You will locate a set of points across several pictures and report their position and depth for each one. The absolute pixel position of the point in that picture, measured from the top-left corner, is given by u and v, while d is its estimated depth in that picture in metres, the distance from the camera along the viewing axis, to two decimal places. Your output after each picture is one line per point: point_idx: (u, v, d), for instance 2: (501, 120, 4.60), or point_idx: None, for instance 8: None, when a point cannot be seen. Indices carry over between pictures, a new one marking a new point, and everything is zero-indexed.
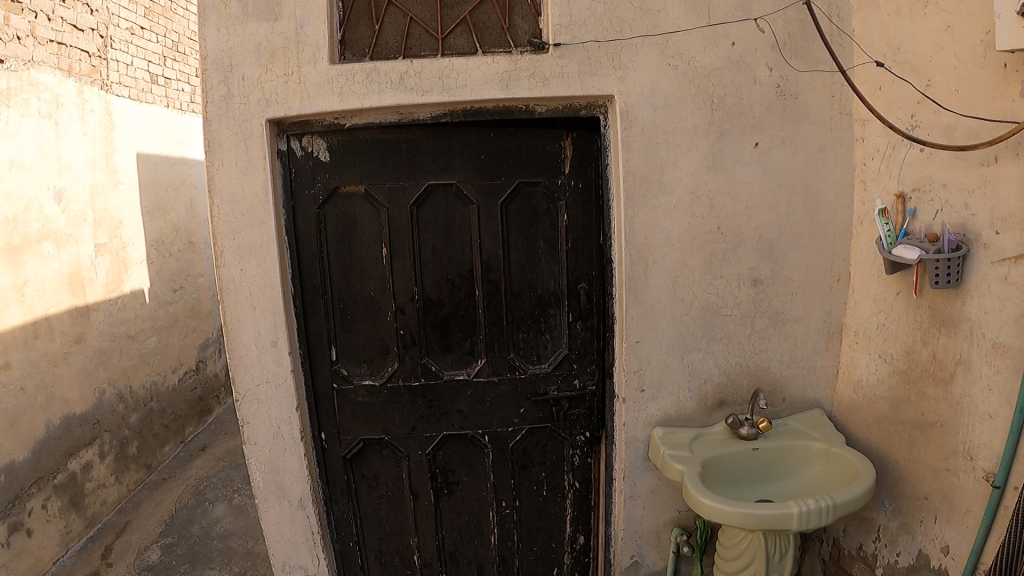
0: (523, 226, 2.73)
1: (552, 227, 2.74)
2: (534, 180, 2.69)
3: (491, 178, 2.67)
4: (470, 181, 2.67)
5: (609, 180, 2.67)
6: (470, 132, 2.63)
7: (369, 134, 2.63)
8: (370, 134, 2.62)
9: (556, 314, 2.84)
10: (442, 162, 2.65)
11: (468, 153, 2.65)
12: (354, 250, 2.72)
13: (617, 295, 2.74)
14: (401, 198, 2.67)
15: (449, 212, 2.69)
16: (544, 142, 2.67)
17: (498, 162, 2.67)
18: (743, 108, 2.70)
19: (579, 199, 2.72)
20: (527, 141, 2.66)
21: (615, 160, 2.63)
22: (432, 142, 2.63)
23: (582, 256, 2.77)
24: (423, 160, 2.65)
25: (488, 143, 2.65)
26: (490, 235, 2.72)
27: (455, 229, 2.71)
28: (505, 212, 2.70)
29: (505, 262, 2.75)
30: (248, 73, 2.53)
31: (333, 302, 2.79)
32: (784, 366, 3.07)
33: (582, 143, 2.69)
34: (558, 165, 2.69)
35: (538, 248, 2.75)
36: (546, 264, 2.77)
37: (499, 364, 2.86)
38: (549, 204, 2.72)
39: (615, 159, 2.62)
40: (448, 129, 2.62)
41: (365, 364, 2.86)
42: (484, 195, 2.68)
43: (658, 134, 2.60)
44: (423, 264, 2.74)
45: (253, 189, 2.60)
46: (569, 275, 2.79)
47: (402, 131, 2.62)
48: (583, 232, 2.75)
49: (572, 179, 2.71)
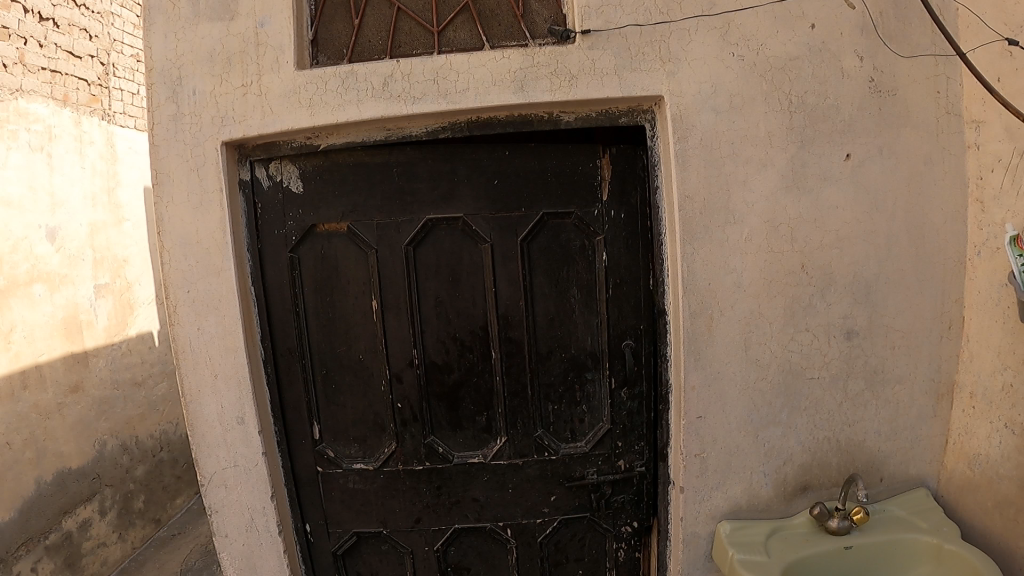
0: (550, 269, 2.14)
1: (587, 270, 2.16)
2: (563, 211, 2.11)
3: (505, 209, 2.09)
4: (480, 214, 2.09)
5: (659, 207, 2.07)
6: (477, 151, 2.06)
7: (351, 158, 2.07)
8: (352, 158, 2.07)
9: (593, 380, 2.24)
10: (445, 191, 2.08)
11: (476, 178, 2.07)
12: (337, 304, 2.15)
13: (676, 357, 2.11)
14: (396, 236, 2.09)
15: (455, 254, 2.11)
16: (574, 162, 2.09)
17: (515, 188, 2.09)
18: (830, 107, 2.12)
19: (621, 234, 2.13)
20: (552, 161, 2.08)
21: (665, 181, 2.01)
22: (430, 166, 2.06)
23: (627, 306, 2.18)
24: (420, 188, 2.08)
25: (501, 164, 2.07)
26: (508, 282, 2.13)
27: (464, 276, 2.13)
28: (528, 252, 2.12)
29: (529, 316, 2.16)
30: (199, 85, 1.99)
31: (313, 369, 2.20)
32: (881, 437, 2.41)
33: (622, 161, 2.09)
34: (592, 192, 2.11)
35: (570, 298, 2.17)
36: (581, 317, 2.18)
37: (523, 443, 2.27)
38: (583, 242, 2.14)
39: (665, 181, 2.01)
40: (449, 148, 2.05)
41: (355, 444, 2.27)
42: (498, 232, 2.10)
43: (721, 147, 1.99)
44: (424, 321, 2.15)
45: (209, 230, 2.04)
46: (610, 330, 2.19)
47: (392, 153, 2.06)
48: (627, 276, 2.16)
49: (610, 209, 2.12)
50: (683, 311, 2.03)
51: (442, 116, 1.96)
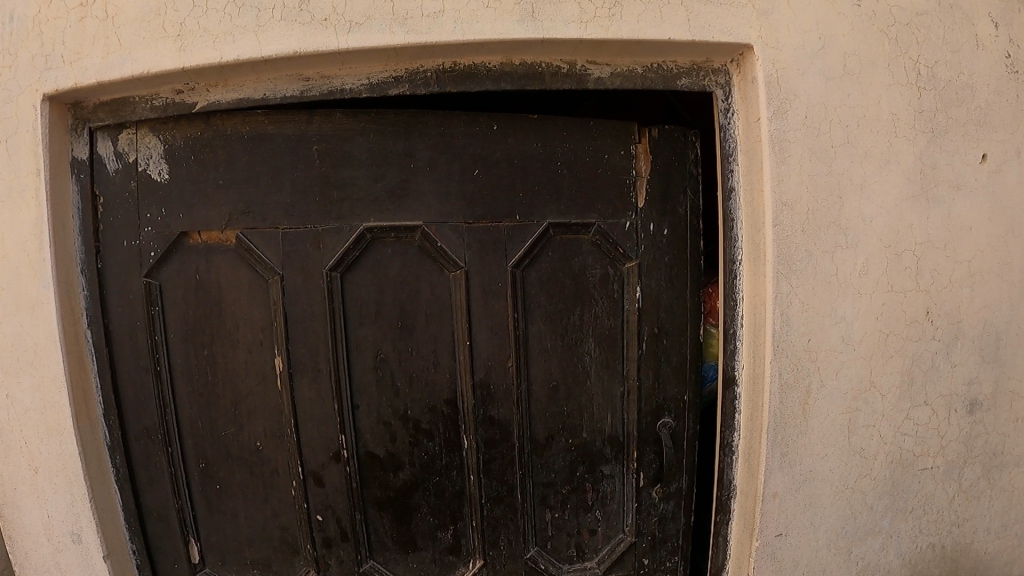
0: (554, 313, 1.31)
1: (609, 313, 1.33)
2: (573, 225, 1.26)
3: (489, 216, 1.24)
4: (449, 223, 1.23)
5: (734, 220, 1.29)
6: (449, 117, 1.20)
7: (245, 127, 1.23)
8: (244, 124, 1.23)
9: (611, 475, 1.43)
10: (394, 186, 1.22)
11: (447, 164, 1.22)
12: (218, 363, 1.32)
13: (751, 453, 1.35)
14: (314, 255, 1.24)
15: (403, 287, 1.26)
16: (596, 147, 1.25)
17: (508, 185, 1.24)
18: (965, 87, 1.36)
19: (664, 260, 1.32)
20: (560, 143, 1.24)
21: (757, 177, 1.24)
22: (369, 144, 1.21)
23: (665, 367, 1.39)
24: (355, 175, 1.21)
25: (484, 146, 1.23)
26: (490, 330, 1.28)
27: (417, 323, 1.27)
28: (523, 285, 1.29)
29: (523, 385, 1.33)
30: (17, 5, 1.14)
31: (185, 461, 1.41)
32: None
33: (665, 148, 1.27)
34: (623, 195, 1.27)
35: (582, 357, 1.35)
36: (598, 385, 1.36)
37: (507, 569, 1.44)
38: (604, 271, 1.31)
39: (754, 178, 1.25)
40: (403, 114, 1.20)
41: (256, 571, 1.46)
42: (480, 257, 1.25)
43: (831, 132, 1.24)
44: (357, 394, 1.29)
45: (19, 236, 1.20)
46: (643, 404, 1.39)
47: (309, 121, 1.21)
48: (671, 321, 1.36)
49: (649, 223, 1.29)
50: (770, 385, 1.26)
51: (388, 55, 1.12)
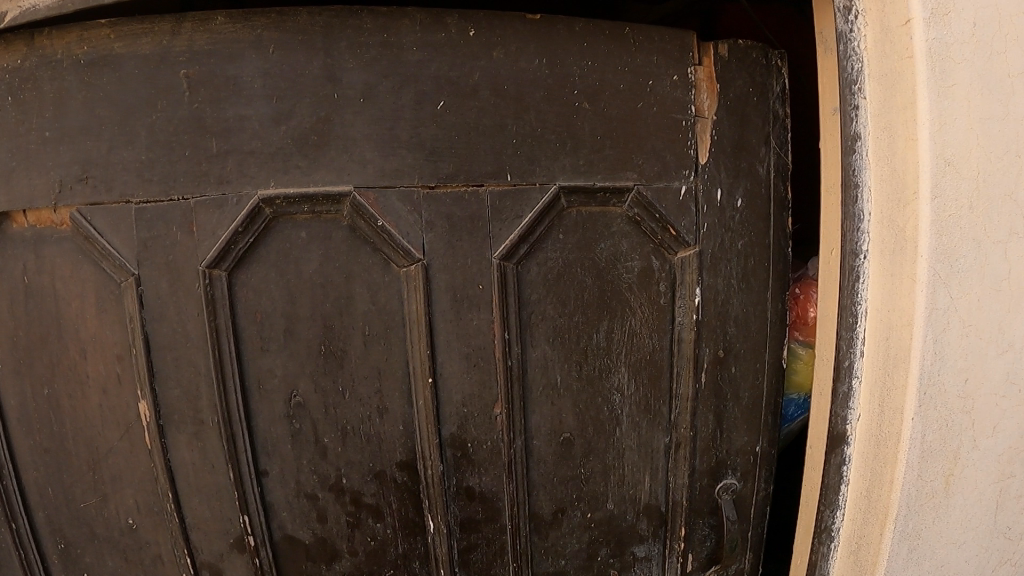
0: (564, 331, 0.84)
1: (652, 329, 0.87)
2: (598, 191, 0.80)
3: (463, 174, 0.75)
4: (399, 187, 0.74)
5: (860, 184, 0.80)
6: (397, 15, 0.71)
7: (81, 47, 0.73)
8: (81, 43, 0.73)
9: (646, 558, 0.97)
10: (306, 133, 0.72)
11: (391, 93, 0.73)
12: (63, 412, 0.86)
13: (863, 544, 0.88)
14: (181, 244, 0.74)
15: (328, 296, 0.76)
16: (635, 68, 0.79)
17: (496, 128, 0.75)
18: None
19: (738, 244, 0.88)
20: (578, 62, 0.77)
21: (906, 117, 0.74)
22: (263, 65, 0.71)
23: (733, 411, 0.94)
24: (246, 114, 0.72)
25: (455, 66, 0.74)
26: (467, 361, 0.80)
27: (351, 351, 0.78)
28: (519, 285, 0.80)
29: (521, 440, 0.86)
30: None
31: (33, 545, 0.96)
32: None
33: (740, 74, 0.84)
34: (677, 144, 0.82)
35: (610, 396, 0.88)
36: (633, 436, 0.91)
37: None
38: (646, 264, 0.85)
39: (902, 118, 0.74)
40: (320, 13, 0.71)
41: None
42: (448, 242, 0.77)
43: (1012, 51, 0.74)
44: (263, 454, 0.82)
45: None
46: (700, 460, 0.94)
47: (178, 30, 0.71)
48: (744, 341, 0.92)
49: (716, 189, 0.85)
50: (906, 450, 0.80)
51: None
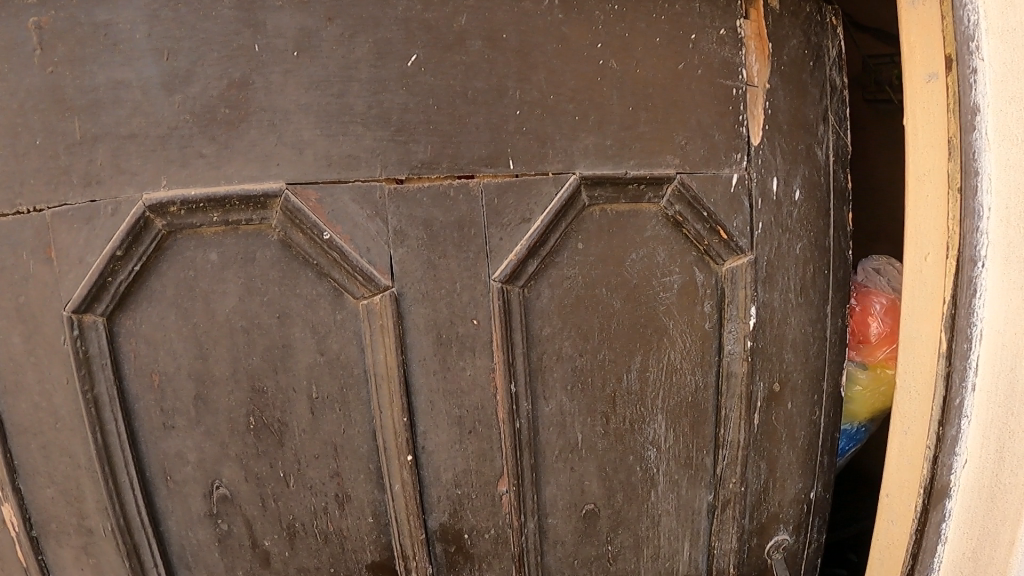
0: (583, 371, 0.61)
1: (693, 363, 0.65)
2: (631, 183, 0.58)
3: (446, 160, 0.54)
4: (353, 180, 0.52)
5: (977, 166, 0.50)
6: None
7: None
8: None
9: None
10: (214, 105, 0.49)
11: (339, 43, 0.50)
12: None
13: None
14: (36, 279, 0.50)
15: (254, 346, 0.54)
16: (674, 15, 0.58)
17: (494, 94, 0.54)
18: None
19: (802, 248, 0.66)
20: (600, 3, 0.55)
21: None
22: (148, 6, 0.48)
23: (787, 456, 0.71)
24: (125, 79, 0.48)
25: (433, 4, 0.52)
26: (456, 422, 0.58)
27: (294, 423, 0.55)
28: (523, 313, 0.58)
29: (528, 519, 0.62)
30: None
31: None
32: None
33: (794, 31, 0.63)
34: (726, 120, 0.61)
35: (644, 453, 0.65)
36: (670, 498, 0.68)
37: None
38: (687, 279, 0.63)
39: None
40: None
41: None
42: (427, 261, 0.55)
43: None
44: (180, 567, 0.57)
45: None
46: (748, 520, 0.71)
47: None
48: (802, 368, 0.69)
49: (773, 177, 0.64)
50: None
51: None
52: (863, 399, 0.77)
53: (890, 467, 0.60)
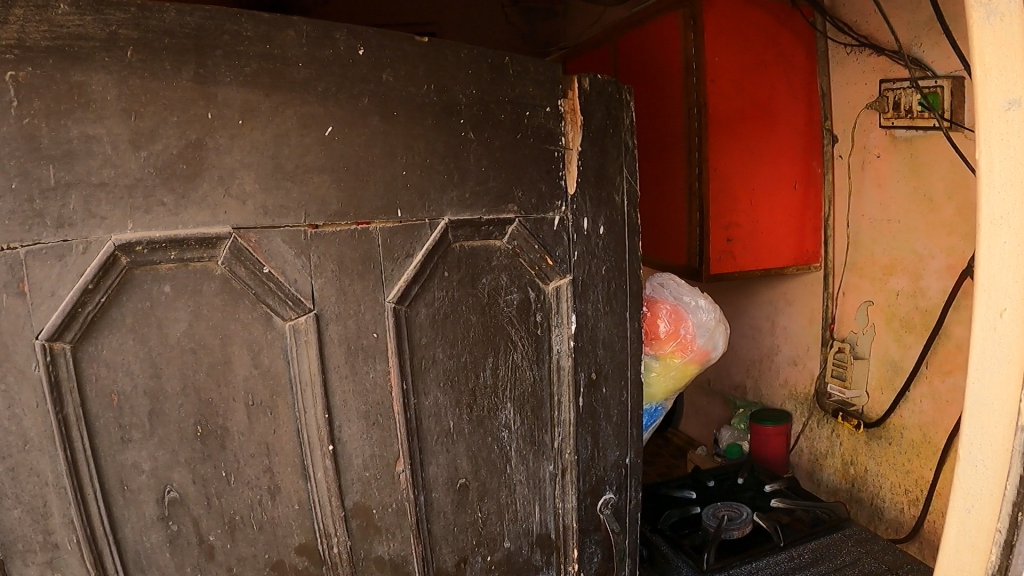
0: (453, 370, 0.77)
1: (530, 361, 0.84)
2: (484, 225, 0.76)
3: (353, 210, 0.66)
4: (282, 227, 0.63)
5: None
6: (283, 23, 0.59)
7: None
8: None
9: None
10: (173, 161, 0.57)
11: (276, 115, 0.61)
12: None
13: None
14: (6, 310, 0.54)
15: (200, 364, 0.62)
16: (514, 98, 0.75)
17: (385, 157, 0.67)
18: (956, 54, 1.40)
19: (601, 267, 0.88)
20: (464, 88, 0.71)
21: None
22: (120, 73, 0.55)
23: (605, 428, 0.93)
24: (96, 134, 0.55)
25: (342, 87, 0.64)
26: (361, 417, 0.70)
27: (233, 428, 0.64)
28: (410, 327, 0.73)
29: (421, 495, 0.77)
30: None
31: None
32: (852, 326, 1.72)
33: (599, 107, 0.84)
34: (550, 176, 0.81)
35: (499, 434, 0.83)
36: (520, 469, 0.86)
37: None
38: (523, 296, 0.82)
39: None
40: (193, 13, 0.56)
41: None
42: (339, 289, 0.67)
43: None
44: (134, 569, 0.63)
45: None
46: (581, 483, 0.92)
47: (5, 17, 0.51)
48: (610, 360, 0.92)
49: (583, 218, 0.85)
50: None
51: None
52: (658, 384, 1.04)
53: (948, 543, 0.49)
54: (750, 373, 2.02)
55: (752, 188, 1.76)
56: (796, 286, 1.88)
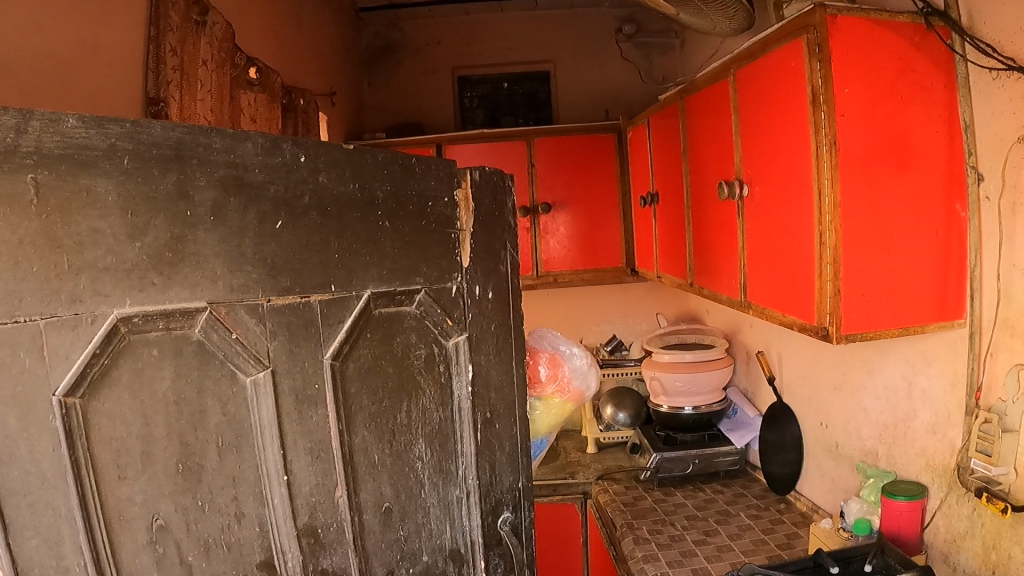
0: (377, 416, 0.86)
1: (437, 403, 0.94)
2: (397, 293, 0.87)
3: (299, 285, 0.76)
4: (246, 300, 0.72)
5: None
6: (244, 137, 0.71)
7: None
8: None
9: None
10: (161, 249, 0.66)
11: (241, 211, 0.71)
12: None
13: None
14: (30, 372, 0.60)
15: (181, 413, 0.69)
16: (420, 191, 0.89)
17: (320, 243, 0.78)
18: None
19: (490, 322, 1.01)
20: (380, 185, 0.84)
21: None
22: (120, 176, 0.64)
23: (499, 456, 1.03)
24: (100, 228, 0.63)
25: (291, 185, 0.75)
26: (310, 456, 0.79)
27: (209, 464, 0.71)
28: (344, 382, 0.82)
29: (353, 518, 0.84)
30: None
31: None
32: (1000, 393, 1.44)
33: (487, 195, 0.99)
34: (447, 252, 0.94)
35: (414, 464, 0.91)
36: (433, 495, 0.94)
37: None
38: (430, 350, 0.93)
39: None
40: (175, 128, 0.67)
41: None
42: (289, 350, 0.76)
43: None
44: None
45: None
46: (482, 504, 1.00)
47: (25, 126, 0.58)
48: (499, 397, 1.02)
49: (476, 284, 0.98)
50: None
51: None
52: (543, 418, 1.31)
53: None
54: (885, 439, 1.76)
55: (892, 237, 1.46)
56: (937, 344, 1.59)
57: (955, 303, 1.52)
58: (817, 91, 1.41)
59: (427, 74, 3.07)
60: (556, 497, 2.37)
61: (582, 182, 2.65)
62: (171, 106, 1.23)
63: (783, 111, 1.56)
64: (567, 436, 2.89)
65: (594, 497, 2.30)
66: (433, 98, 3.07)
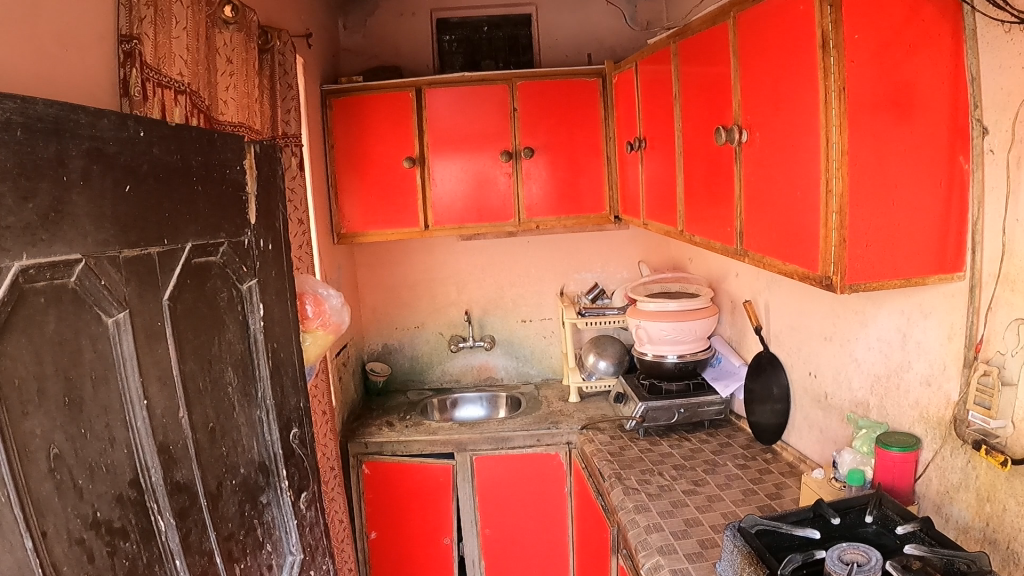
0: (200, 348, 1.00)
1: (239, 337, 1.11)
2: (208, 245, 1.03)
3: (143, 239, 0.88)
4: (108, 252, 0.82)
5: None
6: (101, 114, 0.80)
7: None
8: None
9: (269, 502, 1.17)
10: (49, 210, 0.74)
11: (104, 177, 0.81)
12: None
13: None
14: None
15: (63, 351, 0.77)
16: (221, 161, 1.07)
17: (153, 205, 0.90)
18: None
19: (268, 273, 1.21)
20: (195, 156, 0.99)
21: None
22: (16, 146, 0.69)
23: (286, 381, 1.25)
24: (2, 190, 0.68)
25: (132, 154, 0.86)
26: (161, 382, 0.91)
27: (87, 395, 0.80)
28: (173, 319, 0.95)
29: (193, 437, 0.97)
30: None
31: None
32: (997, 344, 1.36)
33: (264, 164, 1.21)
34: (241, 210, 1.11)
35: (227, 389, 1.07)
36: (244, 414, 1.11)
37: None
38: (230, 293, 1.09)
39: None
40: (53, 106, 0.73)
41: None
42: (140, 293, 0.88)
43: None
44: (38, 515, 0.72)
45: None
46: (279, 421, 1.21)
47: None
48: (282, 331, 1.24)
49: (261, 239, 1.19)
50: None
51: None
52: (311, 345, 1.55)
53: None
54: (876, 390, 1.72)
55: (891, 186, 1.35)
56: (936, 298, 1.52)
57: (954, 256, 1.42)
58: (826, 35, 1.30)
59: (404, 17, 2.88)
60: (540, 448, 2.46)
61: (564, 132, 2.63)
62: (144, 43, 1.28)
63: (787, 53, 1.45)
64: (546, 385, 3.04)
65: (579, 446, 2.36)
66: (411, 40, 2.90)
